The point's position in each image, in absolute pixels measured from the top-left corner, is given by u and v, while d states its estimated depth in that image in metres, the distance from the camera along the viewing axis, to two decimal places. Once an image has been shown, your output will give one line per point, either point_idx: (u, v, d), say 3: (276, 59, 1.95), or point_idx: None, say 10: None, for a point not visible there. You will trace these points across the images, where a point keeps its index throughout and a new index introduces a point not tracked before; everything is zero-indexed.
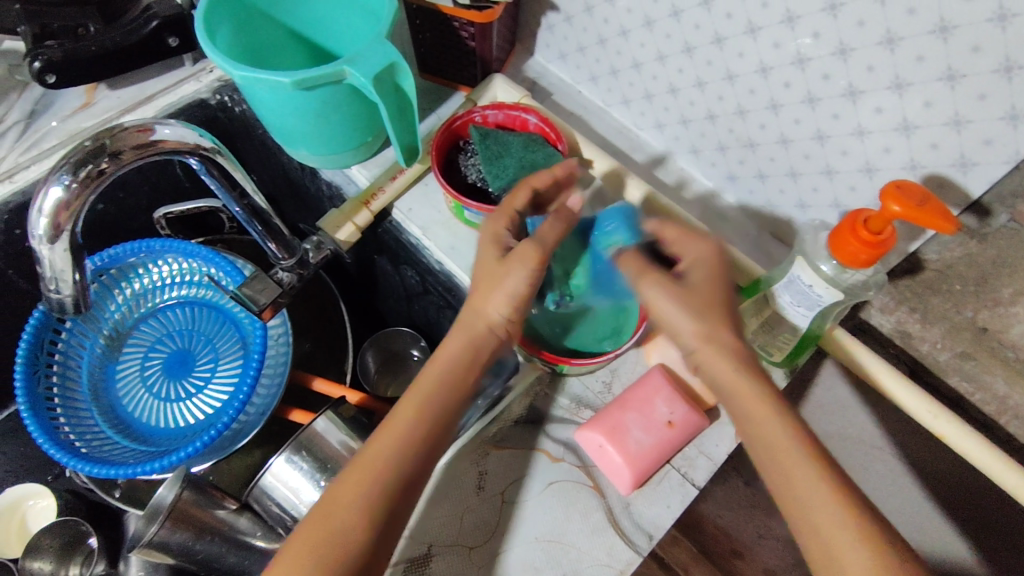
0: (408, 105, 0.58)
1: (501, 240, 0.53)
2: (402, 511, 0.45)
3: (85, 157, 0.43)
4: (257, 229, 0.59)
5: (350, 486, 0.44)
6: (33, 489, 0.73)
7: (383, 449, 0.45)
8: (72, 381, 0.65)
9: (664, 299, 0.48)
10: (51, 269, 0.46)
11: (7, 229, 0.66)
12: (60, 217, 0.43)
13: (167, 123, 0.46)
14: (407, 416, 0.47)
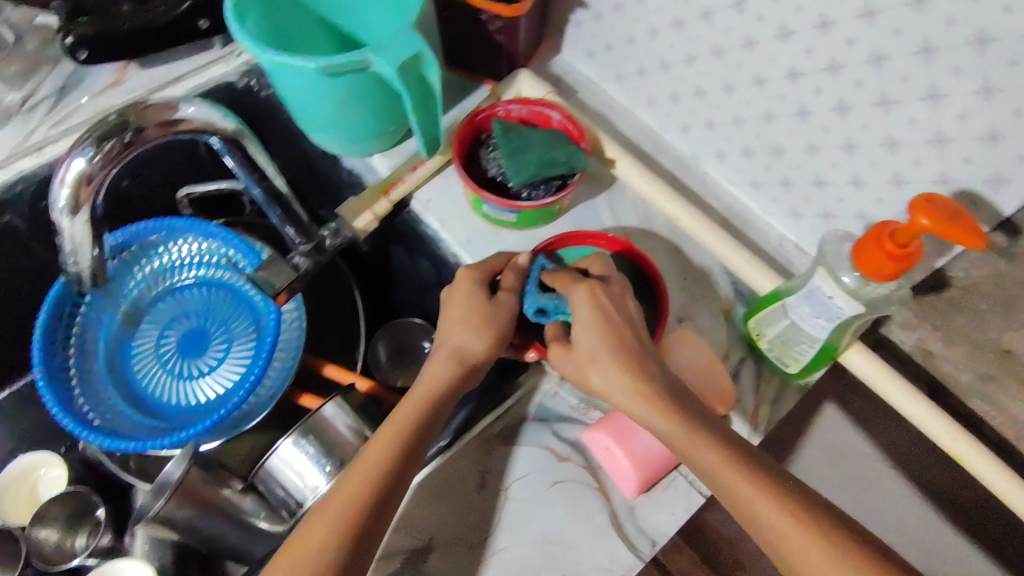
0: (432, 95, 0.59)
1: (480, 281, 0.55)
2: (371, 545, 0.46)
3: (109, 132, 0.43)
4: (277, 214, 0.62)
5: (316, 529, 0.45)
6: (44, 458, 0.74)
7: (351, 489, 0.47)
8: (88, 355, 0.66)
9: (601, 361, 0.50)
10: (71, 238, 0.46)
11: (33, 202, 0.67)
12: (81, 190, 0.43)
13: (193, 102, 0.46)
14: (378, 453, 0.48)
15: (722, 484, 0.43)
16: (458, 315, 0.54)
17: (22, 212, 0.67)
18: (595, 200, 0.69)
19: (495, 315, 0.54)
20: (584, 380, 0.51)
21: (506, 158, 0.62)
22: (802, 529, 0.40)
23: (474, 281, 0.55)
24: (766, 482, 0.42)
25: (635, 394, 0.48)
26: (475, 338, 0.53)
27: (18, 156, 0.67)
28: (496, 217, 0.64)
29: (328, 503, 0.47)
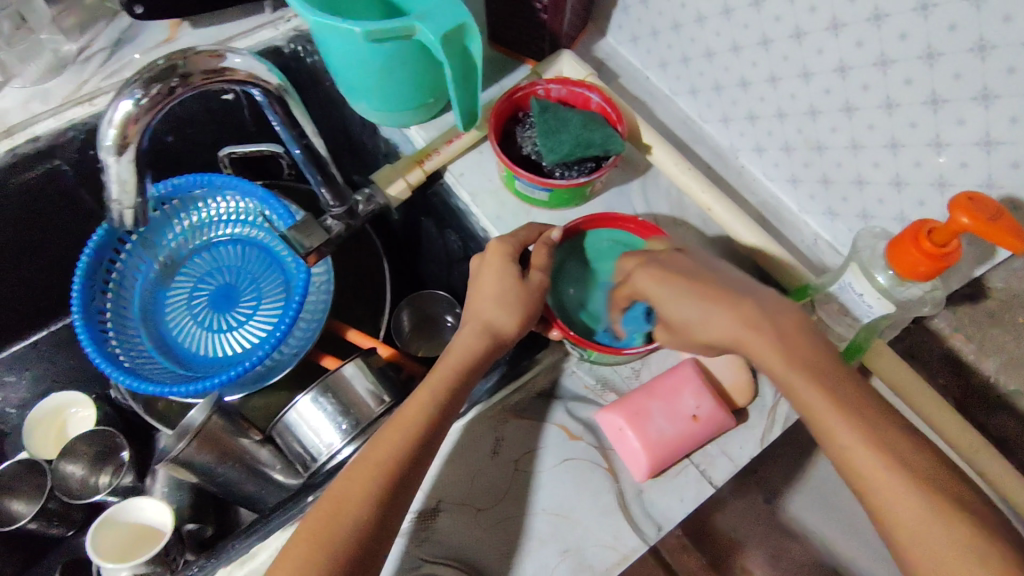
0: (473, 68, 0.59)
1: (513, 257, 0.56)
2: (405, 499, 0.47)
3: (157, 75, 0.44)
4: (314, 176, 0.60)
5: (356, 480, 0.46)
6: (76, 398, 0.76)
7: (389, 446, 0.47)
8: (124, 301, 0.68)
9: (700, 319, 0.48)
10: (114, 177, 0.46)
11: (83, 149, 0.70)
12: (128, 129, 0.45)
13: (239, 53, 0.47)
14: (413, 414, 0.49)
15: (823, 431, 0.42)
16: (489, 286, 0.55)
17: (70, 157, 0.70)
18: (628, 185, 0.69)
19: (520, 293, 0.54)
20: (693, 339, 0.50)
21: (542, 136, 0.63)
22: (906, 492, 0.39)
23: (504, 255, 0.55)
24: (866, 428, 0.41)
25: (737, 333, 0.46)
26: (502, 317, 0.54)
27: (69, 104, 0.69)
28: (527, 195, 0.64)
29: (364, 457, 0.48)
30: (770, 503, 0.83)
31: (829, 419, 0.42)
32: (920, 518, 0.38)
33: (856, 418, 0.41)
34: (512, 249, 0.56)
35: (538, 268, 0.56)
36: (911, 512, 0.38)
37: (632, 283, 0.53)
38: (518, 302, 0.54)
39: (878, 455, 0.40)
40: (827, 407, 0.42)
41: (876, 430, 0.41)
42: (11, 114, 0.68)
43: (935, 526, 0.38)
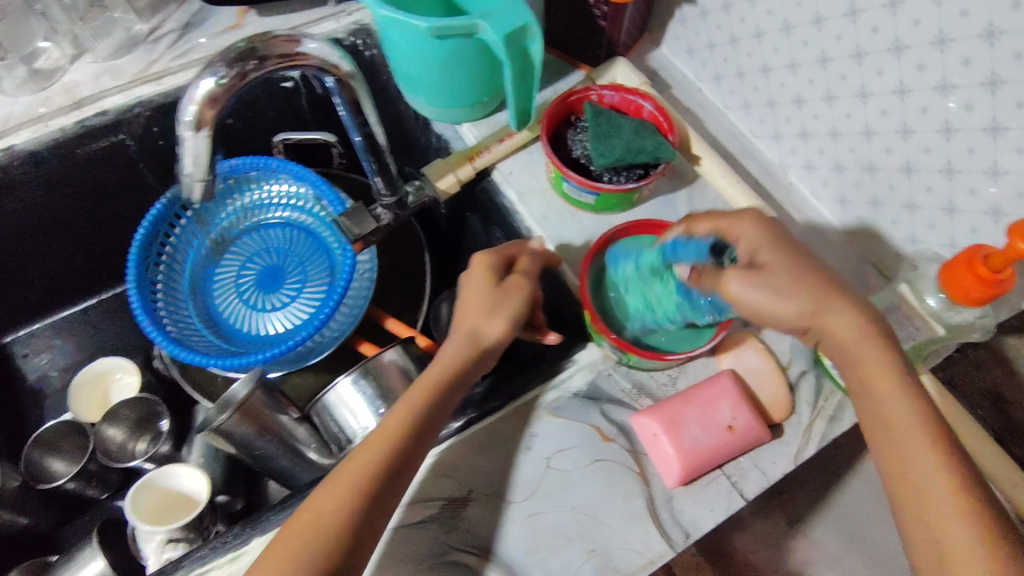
0: (531, 69, 0.60)
1: (493, 270, 0.56)
2: (388, 503, 0.48)
3: (237, 58, 0.45)
4: (369, 163, 0.61)
5: (334, 487, 0.47)
6: (121, 364, 0.78)
7: (366, 454, 0.48)
8: (175, 274, 0.71)
9: (807, 273, 0.47)
10: (189, 153, 0.48)
11: (147, 125, 0.72)
12: (206, 107, 0.46)
13: (314, 39, 0.49)
14: (395, 420, 0.50)
15: (891, 432, 0.44)
16: (472, 296, 0.56)
17: (135, 133, 0.72)
18: (674, 194, 0.68)
19: (503, 302, 0.55)
20: (794, 302, 0.46)
21: (593, 140, 0.63)
22: (956, 503, 0.41)
23: (486, 266, 0.57)
24: (928, 435, 0.43)
25: (857, 327, 0.46)
26: (488, 323, 0.55)
27: (138, 82, 0.72)
28: (574, 197, 0.65)
29: (342, 469, 0.48)
30: (794, 527, 0.82)
31: (903, 417, 0.44)
32: (967, 529, 0.40)
33: (922, 422, 0.43)
34: (495, 259, 0.57)
35: (518, 276, 0.56)
36: (958, 520, 0.41)
37: (730, 223, 0.51)
38: (502, 309, 0.55)
39: (936, 464, 0.42)
40: (895, 404, 0.44)
41: (935, 435, 0.43)
42: (83, 87, 0.71)
43: (974, 536, 0.40)
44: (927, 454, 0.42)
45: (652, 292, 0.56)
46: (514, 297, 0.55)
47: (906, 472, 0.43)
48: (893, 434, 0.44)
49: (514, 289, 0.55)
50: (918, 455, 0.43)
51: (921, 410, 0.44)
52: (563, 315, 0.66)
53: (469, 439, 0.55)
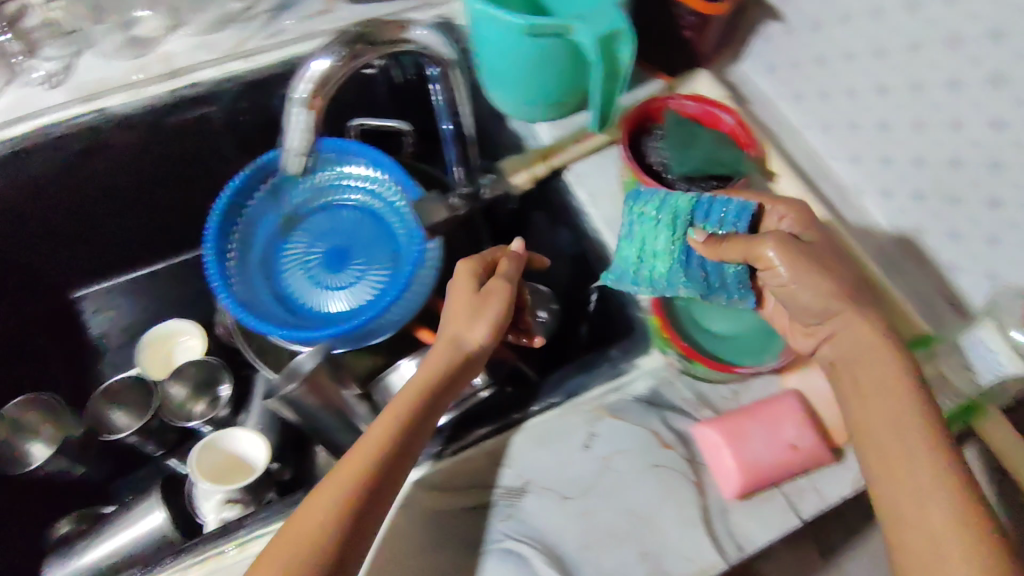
0: (617, 73, 0.60)
1: (477, 276, 0.57)
2: (375, 514, 0.47)
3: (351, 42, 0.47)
4: (452, 150, 0.64)
5: (319, 500, 0.46)
6: (187, 327, 0.81)
7: (351, 466, 0.48)
8: (248, 246, 0.74)
9: (836, 259, 0.52)
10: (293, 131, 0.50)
11: (235, 100, 0.75)
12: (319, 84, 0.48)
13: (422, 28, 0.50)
14: (377, 431, 0.49)
15: (896, 467, 0.44)
16: (456, 302, 0.56)
17: (223, 107, 0.75)
18: None
19: (487, 307, 0.55)
20: (835, 282, 0.50)
21: (671, 149, 0.65)
22: (962, 545, 0.40)
23: (470, 273, 0.57)
24: (930, 469, 0.43)
25: (869, 344, 0.49)
26: (471, 328, 0.54)
27: (230, 58, 0.74)
28: None
29: (328, 480, 0.48)
30: (826, 559, 0.82)
31: (904, 446, 0.44)
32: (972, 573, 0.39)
33: (923, 455, 0.44)
34: (480, 265, 0.57)
35: (501, 281, 0.56)
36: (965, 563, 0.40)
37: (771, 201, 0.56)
38: (485, 313, 0.55)
39: (939, 500, 0.42)
40: (900, 437, 0.45)
41: (936, 469, 0.43)
42: (178, 58, 0.74)
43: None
44: (929, 490, 0.43)
45: (657, 242, 0.56)
46: (499, 303, 0.55)
47: (912, 506, 0.43)
48: (897, 473, 0.44)
49: (497, 294, 0.55)
50: (920, 488, 0.43)
51: (925, 440, 0.44)
52: (626, 320, 0.66)
53: (528, 432, 0.56)
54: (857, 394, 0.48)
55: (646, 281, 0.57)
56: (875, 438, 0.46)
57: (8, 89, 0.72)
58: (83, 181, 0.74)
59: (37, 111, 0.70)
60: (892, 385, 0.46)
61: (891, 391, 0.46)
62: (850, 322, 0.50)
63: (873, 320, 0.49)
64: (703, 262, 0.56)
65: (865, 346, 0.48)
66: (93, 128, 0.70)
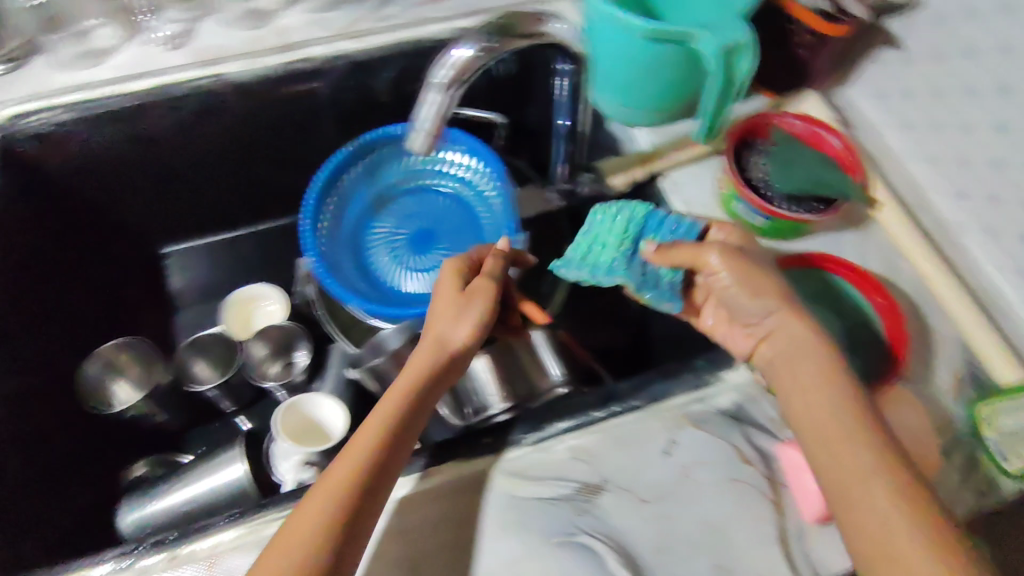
0: (732, 86, 0.60)
1: (460, 275, 0.59)
2: (369, 517, 0.46)
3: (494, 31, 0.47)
4: (562, 150, 0.71)
5: (310, 505, 0.45)
6: (267, 292, 0.82)
7: (341, 468, 0.47)
8: (338, 220, 0.76)
9: (771, 274, 0.57)
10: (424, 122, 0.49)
11: (342, 78, 0.77)
12: (463, 70, 0.47)
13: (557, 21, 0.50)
14: (366, 435, 0.49)
15: (845, 468, 0.45)
16: (442, 304, 0.57)
17: (331, 83, 0.77)
18: (845, 233, 0.67)
19: (472, 305, 0.57)
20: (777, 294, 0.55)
21: (774, 165, 0.65)
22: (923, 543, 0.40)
23: (454, 274, 0.59)
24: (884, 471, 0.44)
25: (807, 342, 0.52)
26: (456, 327, 0.56)
27: (342, 37, 0.76)
28: (744, 218, 0.65)
29: (318, 486, 0.47)
30: None
31: (857, 452, 0.45)
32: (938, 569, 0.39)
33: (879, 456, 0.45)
34: (465, 264, 0.60)
35: (484, 279, 0.58)
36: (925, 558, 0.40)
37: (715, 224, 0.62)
38: (468, 310, 0.56)
39: (891, 496, 0.43)
40: (851, 443, 0.46)
41: (891, 466, 0.44)
42: (294, 33, 0.76)
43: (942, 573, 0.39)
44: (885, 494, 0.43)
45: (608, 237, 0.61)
46: (484, 301, 0.57)
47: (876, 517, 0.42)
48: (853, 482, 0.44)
49: (480, 291, 0.57)
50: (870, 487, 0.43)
51: (872, 438, 0.46)
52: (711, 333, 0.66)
53: (609, 431, 0.56)
54: (797, 390, 0.50)
55: (587, 267, 0.61)
56: (814, 431, 0.48)
57: (128, 47, 0.74)
58: (189, 141, 0.77)
59: (155, 70, 0.73)
60: (827, 379, 0.49)
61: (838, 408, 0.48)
62: (788, 320, 0.53)
63: (810, 322, 0.53)
64: (644, 267, 0.61)
65: (803, 343, 0.52)
66: (206, 91, 0.73)
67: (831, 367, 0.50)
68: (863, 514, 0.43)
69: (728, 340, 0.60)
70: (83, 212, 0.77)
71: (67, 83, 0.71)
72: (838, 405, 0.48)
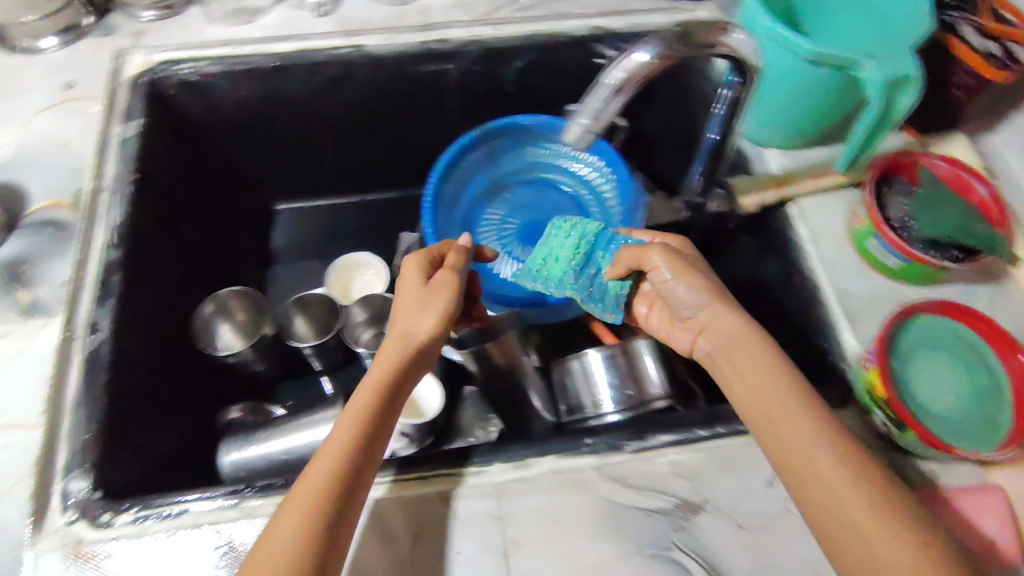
0: (889, 117, 0.58)
1: (423, 269, 0.56)
2: (356, 507, 0.46)
3: (674, 38, 0.45)
4: (703, 162, 0.62)
5: (291, 514, 0.44)
6: (368, 260, 0.85)
7: (316, 475, 0.45)
8: (455, 202, 0.78)
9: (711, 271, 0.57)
10: (583, 116, 0.47)
11: (474, 63, 0.77)
12: (632, 77, 0.45)
13: (739, 31, 0.48)
14: (338, 436, 0.47)
15: (803, 468, 0.45)
16: (407, 299, 0.55)
17: (464, 66, 0.77)
18: (980, 286, 0.64)
19: (438, 298, 0.54)
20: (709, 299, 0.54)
21: (919, 209, 0.63)
22: (900, 537, 0.40)
23: (416, 268, 0.57)
24: (844, 467, 0.43)
25: (740, 332, 0.52)
26: (419, 320, 0.53)
27: (482, 23, 0.77)
28: (876, 256, 0.63)
29: (294, 494, 0.45)
30: None
31: (814, 451, 0.45)
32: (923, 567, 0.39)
33: (842, 457, 0.44)
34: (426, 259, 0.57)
35: (449, 273, 0.56)
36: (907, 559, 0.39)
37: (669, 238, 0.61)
38: (432, 302, 0.54)
39: (858, 491, 0.42)
40: (807, 436, 0.45)
41: (851, 457, 0.44)
42: (436, 13, 0.78)
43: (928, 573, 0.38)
44: (848, 487, 0.43)
45: (562, 252, 0.60)
46: (450, 295, 0.54)
47: (850, 522, 0.42)
48: (821, 485, 0.43)
49: (444, 284, 0.55)
50: (840, 491, 0.43)
51: (825, 432, 0.45)
52: (822, 369, 0.64)
53: (714, 452, 0.55)
54: (744, 380, 0.50)
55: (540, 278, 0.61)
56: (765, 417, 0.48)
57: (279, 8, 0.77)
58: (319, 106, 0.79)
59: (301, 34, 0.75)
60: (767, 369, 0.49)
61: (782, 406, 0.47)
62: (722, 314, 0.53)
63: (742, 312, 0.53)
64: (593, 282, 0.60)
65: (738, 332, 0.52)
66: (345, 59, 0.74)
67: (770, 351, 0.50)
68: (822, 499, 0.43)
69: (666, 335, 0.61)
70: (210, 161, 0.80)
71: (217, 37, 0.74)
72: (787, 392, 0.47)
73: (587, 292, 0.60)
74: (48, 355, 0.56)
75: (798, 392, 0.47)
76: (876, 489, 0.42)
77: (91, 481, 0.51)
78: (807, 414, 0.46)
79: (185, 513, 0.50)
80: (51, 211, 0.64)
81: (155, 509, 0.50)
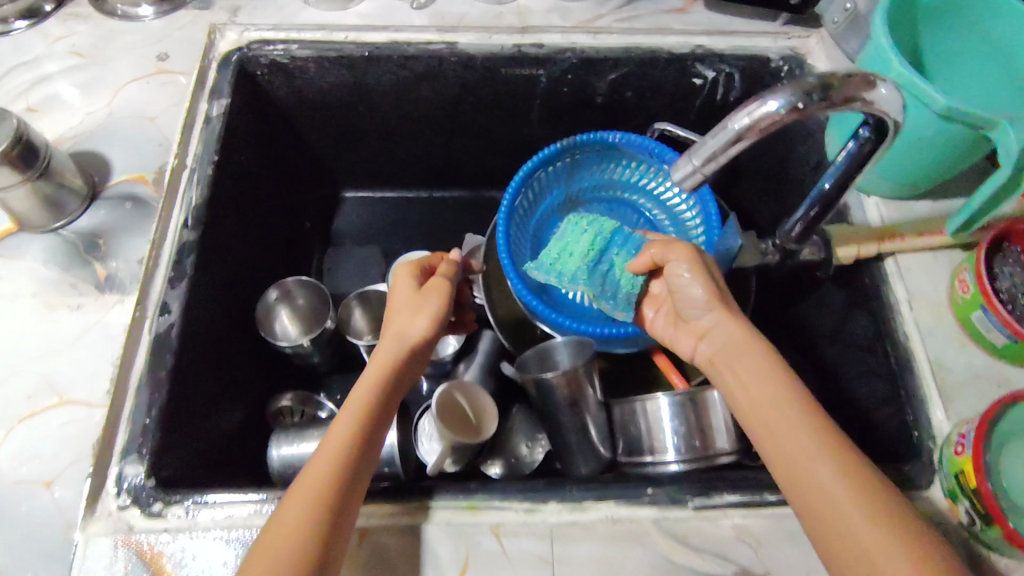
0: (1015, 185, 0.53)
1: (415, 278, 0.61)
2: (363, 480, 0.48)
3: (811, 90, 0.41)
4: (810, 210, 0.57)
5: (300, 494, 0.46)
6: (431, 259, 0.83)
7: (322, 458, 0.48)
8: (530, 213, 0.75)
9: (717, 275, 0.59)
10: (698, 159, 0.45)
11: (566, 72, 0.74)
12: (756, 126, 0.42)
13: (886, 83, 0.44)
14: (343, 421, 0.50)
15: (804, 486, 0.46)
16: (400, 306, 0.59)
17: (555, 74, 0.75)
18: None
19: (428, 302, 0.59)
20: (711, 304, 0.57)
21: None
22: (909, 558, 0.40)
23: (407, 277, 0.61)
24: (843, 481, 0.44)
25: (739, 339, 0.54)
26: (413, 322, 0.57)
27: (579, 30, 0.74)
28: (980, 329, 0.58)
29: (304, 476, 0.48)
30: None
31: (811, 465, 0.46)
32: None
33: (840, 471, 0.45)
34: (417, 269, 0.62)
35: (438, 280, 0.61)
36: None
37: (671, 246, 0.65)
38: (424, 308, 0.58)
39: (862, 509, 0.43)
40: (810, 447, 0.46)
41: (851, 470, 0.45)
42: (533, 16, 0.75)
43: None
44: (850, 500, 0.43)
45: (577, 247, 0.62)
46: (439, 299, 0.59)
47: (857, 543, 0.42)
48: (826, 502, 0.44)
49: (434, 291, 0.60)
50: (842, 510, 0.43)
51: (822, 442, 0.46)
52: (903, 441, 0.59)
53: (781, 520, 0.51)
54: (743, 388, 0.52)
55: (553, 272, 0.63)
56: (767, 430, 0.49)
57: None
58: (402, 100, 0.77)
59: (395, 26, 0.73)
60: (764, 380, 0.51)
61: (780, 420, 0.49)
62: (723, 320, 0.56)
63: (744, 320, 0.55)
64: (604, 279, 0.62)
65: (736, 340, 0.54)
66: (436, 55, 0.72)
67: (766, 355, 0.53)
68: (820, 506, 0.44)
69: (670, 338, 0.63)
70: (288, 143, 0.80)
71: (309, 22, 0.73)
72: (773, 390, 0.50)
73: (599, 288, 0.62)
74: (118, 333, 0.56)
75: (796, 402, 0.49)
76: (878, 507, 0.43)
77: (146, 467, 0.51)
78: (800, 421, 0.48)
79: (235, 513, 0.49)
80: (132, 185, 0.64)
81: (207, 505, 0.50)
